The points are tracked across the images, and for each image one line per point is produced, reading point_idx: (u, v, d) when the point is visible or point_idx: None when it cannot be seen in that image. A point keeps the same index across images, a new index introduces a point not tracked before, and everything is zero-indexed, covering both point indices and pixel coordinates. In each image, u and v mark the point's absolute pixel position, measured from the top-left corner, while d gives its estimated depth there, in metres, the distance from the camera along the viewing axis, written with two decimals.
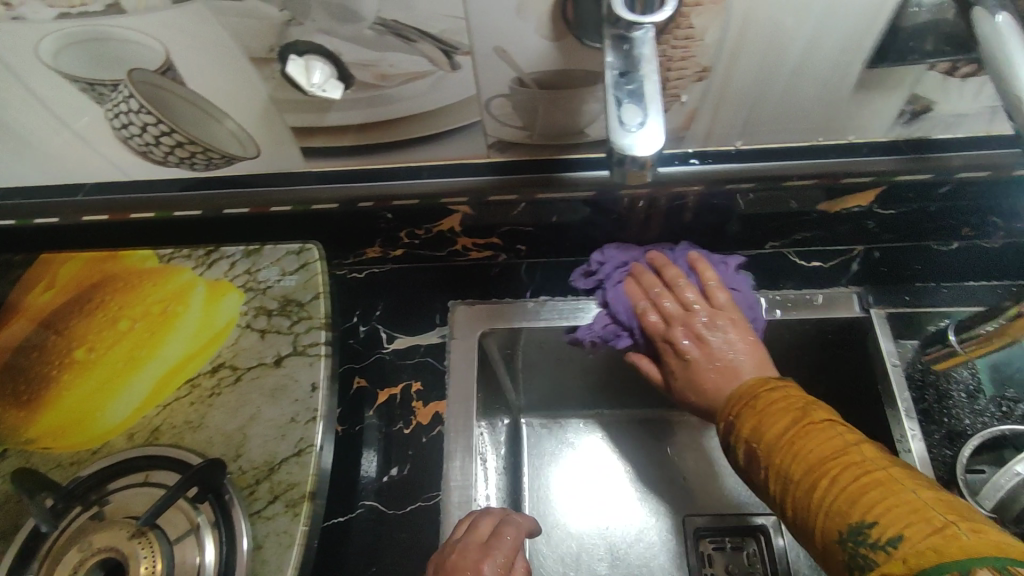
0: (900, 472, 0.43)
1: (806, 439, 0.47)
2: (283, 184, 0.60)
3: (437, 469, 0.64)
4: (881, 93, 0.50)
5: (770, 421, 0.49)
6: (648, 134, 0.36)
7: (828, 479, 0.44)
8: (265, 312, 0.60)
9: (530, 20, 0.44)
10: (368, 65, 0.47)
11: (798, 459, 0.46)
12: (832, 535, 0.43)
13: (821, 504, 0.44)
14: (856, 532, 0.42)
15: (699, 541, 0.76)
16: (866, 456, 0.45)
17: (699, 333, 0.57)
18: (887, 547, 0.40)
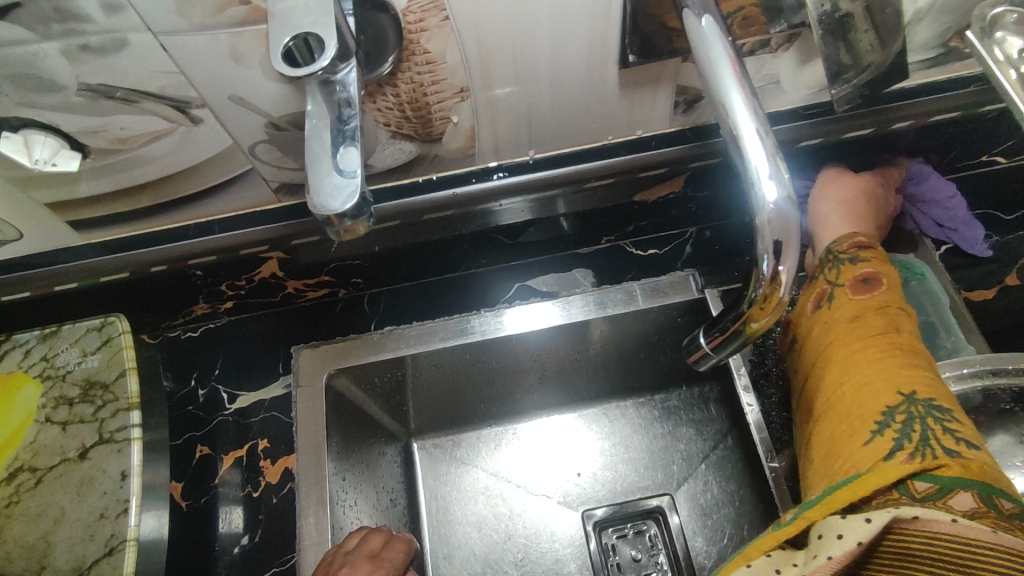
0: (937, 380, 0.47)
1: (865, 328, 0.49)
2: (64, 261, 0.55)
3: (291, 529, 0.61)
4: (647, 88, 0.49)
5: (888, 291, 0.51)
6: (355, 181, 0.34)
7: (894, 358, 0.47)
8: (65, 401, 0.55)
9: (252, 66, 0.41)
10: (97, 131, 0.43)
11: (868, 349, 0.48)
12: (897, 395, 0.45)
13: (876, 360, 0.47)
14: (931, 407, 0.44)
15: (601, 533, 0.77)
16: (906, 338, 0.48)
17: None
18: (959, 441, 0.42)
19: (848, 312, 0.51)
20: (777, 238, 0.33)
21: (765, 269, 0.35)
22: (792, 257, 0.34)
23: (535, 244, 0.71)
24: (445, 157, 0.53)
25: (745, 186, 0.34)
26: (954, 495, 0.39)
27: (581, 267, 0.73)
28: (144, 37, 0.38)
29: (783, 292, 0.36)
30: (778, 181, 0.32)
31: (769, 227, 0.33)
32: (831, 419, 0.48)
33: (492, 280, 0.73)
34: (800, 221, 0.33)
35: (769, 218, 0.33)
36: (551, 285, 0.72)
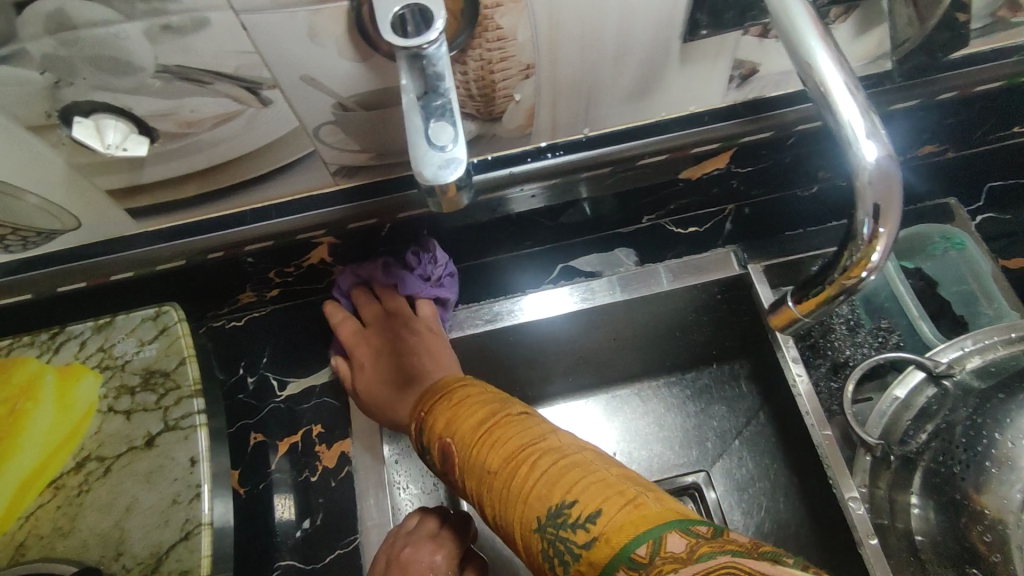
0: (588, 455, 0.49)
1: (500, 448, 0.50)
2: (120, 249, 0.55)
3: (352, 512, 0.62)
4: (706, 62, 0.50)
5: (456, 429, 0.54)
6: (455, 156, 0.35)
7: (530, 463, 0.48)
8: (127, 391, 0.55)
9: (327, 45, 0.41)
10: (168, 115, 0.43)
11: (496, 448, 0.50)
12: (529, 527, 0.47)
13: (524, 484, 0.48)
14: (556, 515, 0.45)
15: None
16: (551, 440, 0.50)
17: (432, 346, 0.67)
18: (586, 525, 0.44)
19: (466, 437, 0.53)
20: (878, 200, 0.35)
21: (864, 232, 0.37)
22: (893, 216, 0.36)
23: (576, 225, 0.71)
24: (503, 136, 0.53)
25: (842, 150, 0.35)
26: (665, 541, 0.41)
27: (623, 246, 0.74)
28: (225, 15, 0.37)
29: (875, 258, 0.38)
30: (879, 142, 0.34)
31: (871, 188, 0.35)
32: (502, 511, 0.49)
33: (533, 262, 0.74)
34: (899, 176, 0.35)
35: (871, 179, 0.35)
36: (594, 265, 0.74)
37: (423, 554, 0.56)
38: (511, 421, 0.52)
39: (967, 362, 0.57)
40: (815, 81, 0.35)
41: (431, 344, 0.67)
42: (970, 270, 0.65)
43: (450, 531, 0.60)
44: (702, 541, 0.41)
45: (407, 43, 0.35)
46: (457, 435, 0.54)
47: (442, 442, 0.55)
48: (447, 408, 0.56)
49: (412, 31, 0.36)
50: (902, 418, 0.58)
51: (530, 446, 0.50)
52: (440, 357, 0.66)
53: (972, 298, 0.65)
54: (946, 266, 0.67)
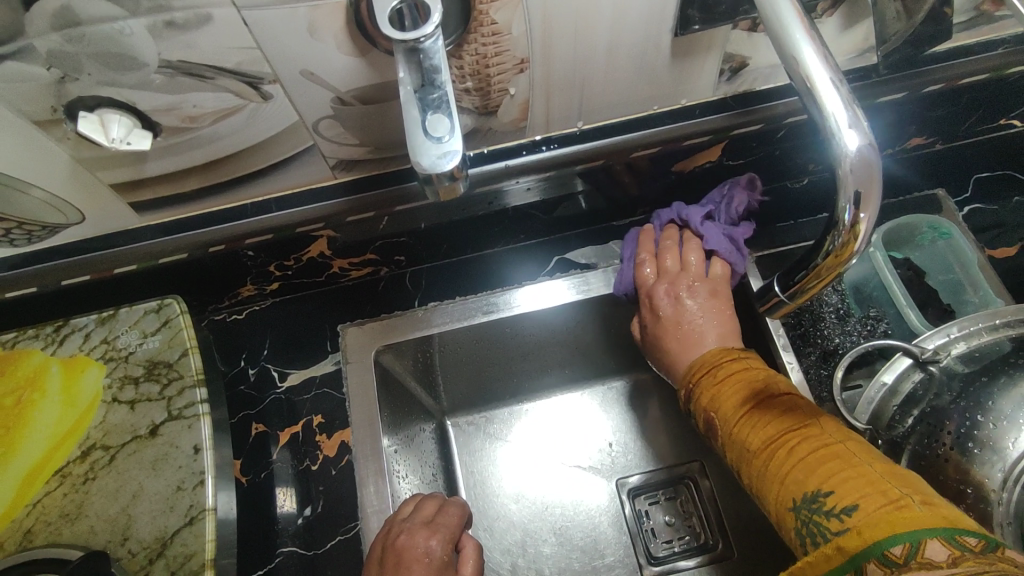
0: (854, 445, 0.47)
1: (773, 411, 0.51)
2: (123, 243, 0.56)
3: (352, 500, 0.63)
4: (696, 56, 0.51)
5: (720, 407, 0.54)
6: (452, 148, 0.36)
7: (782, 449, 0.48)
8: (131, 381, 0.56)
9: (326, 40, 0.42)
10: (170, 109, 0.44)
11: (757, 429, 0.50)
12: (784, 506, 0.47)
13: (782, 470, 0.47)
14: (812, 500, 0.45)
15: (634, 500, 0.79)
16: (823, 429, 0.49)
17: (679, 295, 0.62)
18: (841, 516, 0.42)
19: (731, 423, 0.53)
20: (859, 188, 0.37)
21: (846, 218, 0.38)
22: (873, 202, 0.38)
23: (571, 217, 0.72)
24: (498, 129, 0.54)
25: (825, 139, 0.37)
26: (927, 546, 0.38)
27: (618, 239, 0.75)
28: (227, 12, 0.39)
29: (859, 243, 0.39)
30: (859, 131, 0.35)
31: (853, 175, 0.36)
32: (760, 491, 0.49)
33: (529, 254, 0.75)
34: (879, 164, 0.36)
35: (852, 167, 0.36)
36: (589, 257, 0.74)
37: (418, 541, 0.55)
38: (773, 407, 0.51)
39: (952, 348, 0.57)
40: (796, 71, 0.36)
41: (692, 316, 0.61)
42: (956, 259, 0.67)
43: (444, 515, 0.59)
44: (971, 555, 0.37)
45: (404, 36, 0.35)
46: (721, 411, 0.54)
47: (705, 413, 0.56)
48: (710, 383, 0.56)
49: (409, 25, 0.37)
50: (890, 403, 0.58)
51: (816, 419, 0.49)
52: (694, 322, 0.61)
53: (959, 287, 0.66)
54: (932, 255, 0.69)
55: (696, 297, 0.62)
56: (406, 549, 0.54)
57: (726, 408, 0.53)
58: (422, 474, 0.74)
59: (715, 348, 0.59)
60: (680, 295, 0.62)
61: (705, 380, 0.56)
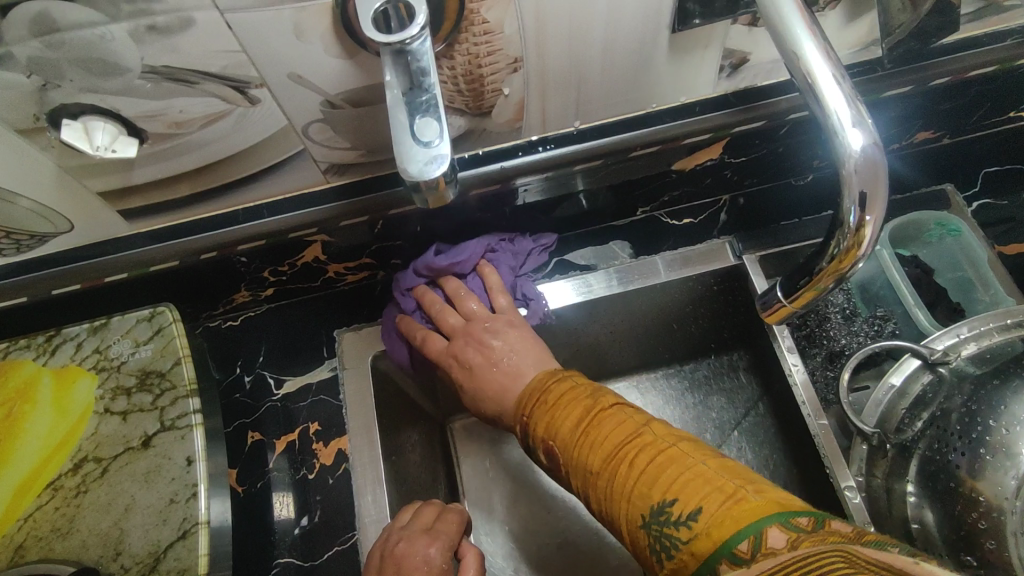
0: (688, 450, 0.47)
1: (634, 448, 0.48)
2: (112, 251, 0.55)
3: (350, 508, 0.62)
4: (696, 52, 0.49)
5: (559, 426, 0.53)
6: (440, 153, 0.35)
7: (632, 459, 0.48)
8: (123, 391, 0.56)
9: (314, 42, 0.41)
10: (156, 115, 0.43)
11: (611, 460, 0.48)
12: (634, 524, 0.46)
13: (641, 480, 0.46)
14: (659, 514, 0.44)
15: None
16: (679, 452, 0.47)
17: (482, 339, 0.60)
18: (688, 522, 0.43)
19: (569, 440, 0.52)
20: (864, 188, 0.35)
21: (852, 220, 0.37)
22: (879, 203, 0.36)
23: (569, 218, 0.71)
24: (493, 131, 0.53)
25: (829, 138, 0.35)
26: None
27: (618, 240, 0.74)
28: (210, 15, 0.37)
29: (863, 247, 0.38)
30: (864, 129, 0.34)
31: (858, 176, 0.35)
32: (616, 509, 0.47)
33: None
34: (885, 163, 0.35)
35: (857, 166, 0.35)
36: (589, 259, 0.73)
37: (417, 548, 0.54)
38: (623, 438, 0.49)
39: (962, 349, 0.56)
40: (797, 68, 0.35)
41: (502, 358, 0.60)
42: (967, 256, 0.65)
43: (443, 521, 0.58)
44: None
45: (389, 40, 0.34)
46: (560, 439, 0.52)
47: (546, 439, 0.54)
48: (544, 411, 0.55)
49: (395, 27, 0.36)
50: (898, 405, 0.58)
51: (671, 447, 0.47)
52: (510, 378, 0.59)
53: (969, 285, 0.65)
54: (941, 252, 0.67)
55: (504, 338, 0.60)
56: (405, 556, 0.53)
57: (591, 434, 0.51)
58: (421, 480, 0.73)
59: (538, 375, 0.58)
60: (493, 335, 0.61)
61: (540, 407, 0.55)
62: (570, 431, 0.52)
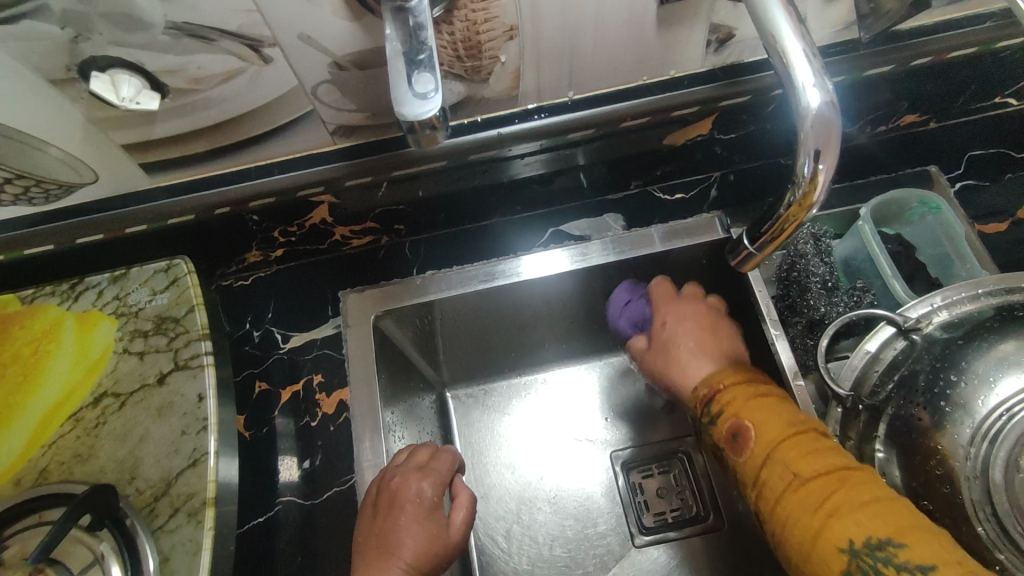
0: (885, 487, 0.45)
1: (850, 479, 0.44)
2: (132, 204, 0.59)
3: (348, 454, 0.65)
4: (683, 25, 0.52)
5: (761, 423, 0.50)
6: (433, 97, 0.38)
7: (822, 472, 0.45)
8: (141, 334, 0.60)
9: (323, 4, 0.44)
10: (176, 71, 0.47)
11: (830, 481, 0.44)
12: (834, 548, 0.42)
13: (810, 497, 0.44)
14: (878, 548, 0.40)
15: (628, 473, 0.81)
16: (905, 507, 0.43)
17: (660, 332, 0.66)
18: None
19: (762, 452, 0.48)
20: (817, 143, 0.39)
21: (806, 170, 0.40)
22: (832, 157, 0.40)
23: (565, 191, 0.74)
24: (491, 98, 0.56)
25: (790, 97, 0.38)
26: None
27: (612, 212, 0.75)
28: None
29: (818, 194, 0.41)
30: (823, 89, 0.37)
31: (813, 133, 0.38)
32: (798, 531, 0.44)
33: (524, 225, 0.76)
34: (838, 122, 0.38)
35: (812, 124, 0.38)
36: (583, 230, 0.75)
37: (410, 484, 0.58)
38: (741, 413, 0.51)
39: (933, 317, 0.58)
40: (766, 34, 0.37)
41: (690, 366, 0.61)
42: (946, 233, 0.67)
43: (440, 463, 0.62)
44: None
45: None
46: (793, 468, 0.46)
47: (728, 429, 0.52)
48: (741, 396, 0.53)
49: None
50: (872, 369, 0.59)
51: (892, 497, 0.43)
52: (684, 364, 0.62)
53: (947, 261, 0.67)
54: (922, 230, 0.69)
55: (680, 326, 0.65)
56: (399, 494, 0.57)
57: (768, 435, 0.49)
58: (418, 438, 0.76)
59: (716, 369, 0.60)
60: (674, 322, 0.66)
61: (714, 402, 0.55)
62: (779, 433, 0.48)
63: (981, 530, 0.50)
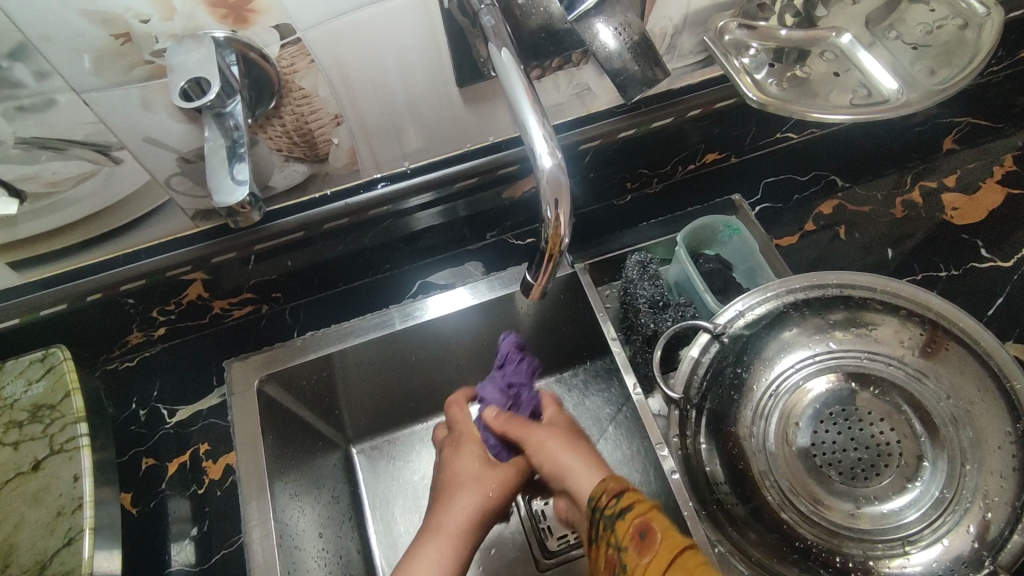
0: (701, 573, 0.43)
1: (632, 549, 0.47)
2: (4, 300, 0.63)
3: (236, 516, 0.69)
4: (486, 103, 0.63)
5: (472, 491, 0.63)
6: (229, 185, 0.47)
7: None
8: (15, 424, 0.62)
9: (161, 112, 0.52)
10: (31, 178, 0.53)
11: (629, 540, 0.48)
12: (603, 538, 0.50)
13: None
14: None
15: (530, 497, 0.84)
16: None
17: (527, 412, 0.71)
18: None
19: (667, 553, 0.46)
20: (553, 194, 0.47)
21: (548, 216, 0.49)
22: (568, 203, 0.48)
23: (429, 248, 0.83)
24: (333, 174, 0.64)
25: (534, 163, 0.48)
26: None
27: (472, 260, 0.85)
28: (70, 97, 0.48)
29: (564, 232, 0.49)
30: (552, 156, 0.46)
31: (548, 188, 0.47)
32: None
33: (392, 282, 0.84)
34: (567, 180, 0.47)
35: (545, 183, 0.47)
36: (446, 279, 0.84)
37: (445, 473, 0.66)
38: (617, 523, 0.49)
39: (738, 320, 0.61)
40: (517, 119, 0.47)
41: (456, 495, 0.63)
42: (747, 250, 0.79)
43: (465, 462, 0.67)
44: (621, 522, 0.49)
45: (189, 103, 0.44)
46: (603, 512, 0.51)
47: (633, 530, 0.48)
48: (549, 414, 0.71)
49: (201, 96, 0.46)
50: (694, 374, 0.60)
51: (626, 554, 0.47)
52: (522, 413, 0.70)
53: (754, 273, 0.79)
54: (733, 250, 0.81)
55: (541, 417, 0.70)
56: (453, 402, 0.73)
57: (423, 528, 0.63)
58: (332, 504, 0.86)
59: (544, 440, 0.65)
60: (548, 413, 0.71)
61: (621, 496, 0.51)
62: (634, 497, 0.50)
63: (772, 500, 0.58)
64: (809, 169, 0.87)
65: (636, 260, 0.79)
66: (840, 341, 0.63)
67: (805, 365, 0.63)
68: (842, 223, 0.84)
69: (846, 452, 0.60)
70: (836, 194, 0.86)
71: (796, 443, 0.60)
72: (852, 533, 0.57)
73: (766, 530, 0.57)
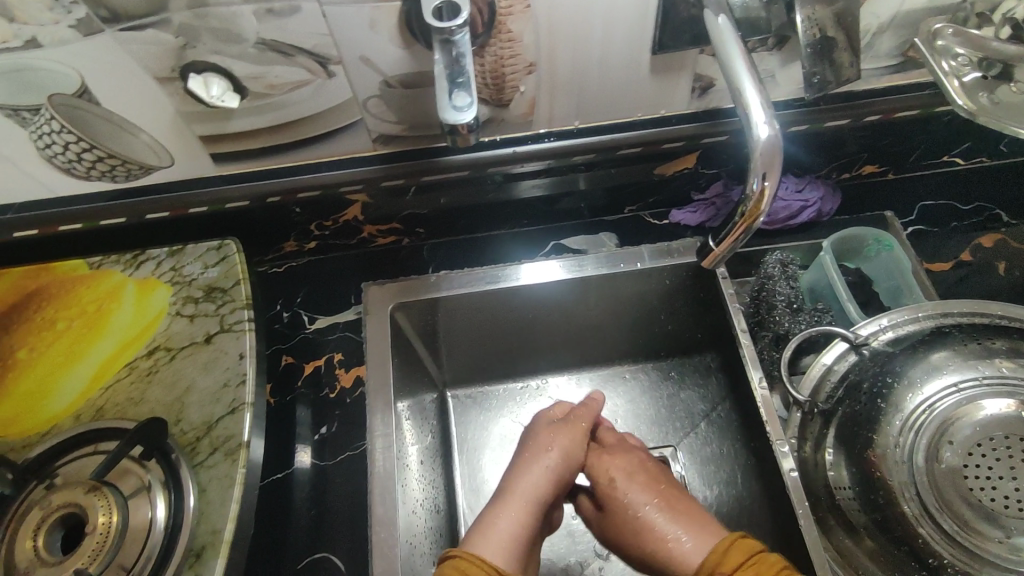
0: None
1: None
2: (198, 189, 0.69)
3: (360, 424, 0.74)
4: (671, 74, 0.64)
5: None
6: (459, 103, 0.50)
7: None
8: (192, 300, 0.69)
9: (384, 34, 0.55)
10: (257, 77, 0.58)
11: None
12: None
13: None
14: None
15: None
16: None
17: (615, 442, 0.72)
18: None
19: None
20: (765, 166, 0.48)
21: (754, 188, 0.49)
22: (776, 176, 0.48)
23: (568, 212, 0.85)
24: (508, 121, 0.67)
25: (746, 131, 0.48)
26: None
27: (606, 231, 0.87)
28: (313, 6, 0.52)
29: (765, 204, 0.50)
30: (769, 125, 0.46)
31: (761, 157, 0.47)
32: None
33: (526, 238, 0.87)
34: (782, 151, 0.47)
35: (759, 151, 0.47)
36: (580, 245, 0.86)
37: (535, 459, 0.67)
38: None
39: (881, 335, 0.66)
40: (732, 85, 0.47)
41: (536, 462, 0.66)
42: (896, 268, 0.77)
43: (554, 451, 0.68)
44: None
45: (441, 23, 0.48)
46: None
47: None
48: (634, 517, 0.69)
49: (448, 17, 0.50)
50: (826, 381, 0.67)
51: None
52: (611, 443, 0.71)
53: (898, 291, 0.76)
54: (878, 265, 0.78)
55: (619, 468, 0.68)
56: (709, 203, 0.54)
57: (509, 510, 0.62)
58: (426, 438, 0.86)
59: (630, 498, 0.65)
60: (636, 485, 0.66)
61: None
62: None
63: (909, 509, 0.57)
64: (973, 199, 0.83)
65: (775, 259, 0.78)
66: (1010, 367, 0.60)
67: (970, 387, 0.60)
68: (1002, 259, 0.80)
69: (1002, 480, 0.56)
70: (999, 229, 0.82)
71: (944, 461, 0.57)
72: (992, 562, 0.55)
73: (887, 536, 0.59)
